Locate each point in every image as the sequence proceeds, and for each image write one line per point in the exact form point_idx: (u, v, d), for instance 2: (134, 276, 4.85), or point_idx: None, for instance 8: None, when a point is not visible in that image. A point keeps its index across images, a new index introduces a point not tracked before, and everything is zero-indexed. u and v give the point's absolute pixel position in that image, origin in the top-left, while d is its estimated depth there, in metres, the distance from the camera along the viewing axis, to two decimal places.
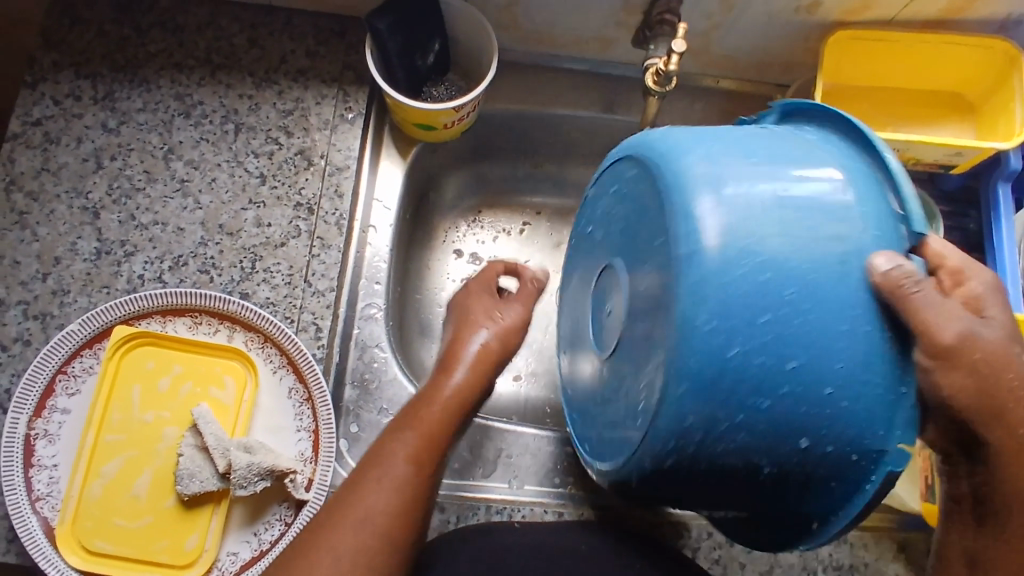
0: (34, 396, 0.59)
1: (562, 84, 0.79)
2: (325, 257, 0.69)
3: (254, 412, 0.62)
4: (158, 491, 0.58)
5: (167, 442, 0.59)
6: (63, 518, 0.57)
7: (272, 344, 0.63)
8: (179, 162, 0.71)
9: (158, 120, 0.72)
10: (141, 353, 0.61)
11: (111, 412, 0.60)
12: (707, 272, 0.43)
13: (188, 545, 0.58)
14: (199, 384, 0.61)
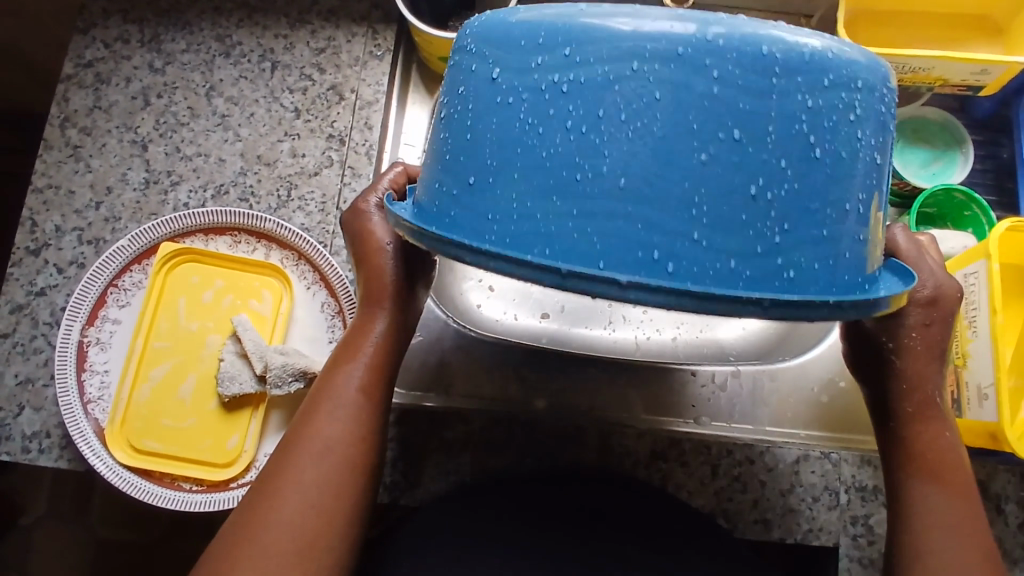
0: (88, 306, 0.63)
1: None
2: (355, 185, 0.72)
3: (290, 326, 0.65)
4: (202, 394, 0.62)
5: (210, 350, 0.63)
6: (114, 419, 0.61)
7: (306, 262, 0.66)
8: (220, 98, 0.75)
9: (200, 60, 0.76)
10: (186, 269, 0.65)
11: (158, 323, 0.63)
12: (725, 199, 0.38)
13: (230, 445, 0.62)
14: (240, 297, 0.64)
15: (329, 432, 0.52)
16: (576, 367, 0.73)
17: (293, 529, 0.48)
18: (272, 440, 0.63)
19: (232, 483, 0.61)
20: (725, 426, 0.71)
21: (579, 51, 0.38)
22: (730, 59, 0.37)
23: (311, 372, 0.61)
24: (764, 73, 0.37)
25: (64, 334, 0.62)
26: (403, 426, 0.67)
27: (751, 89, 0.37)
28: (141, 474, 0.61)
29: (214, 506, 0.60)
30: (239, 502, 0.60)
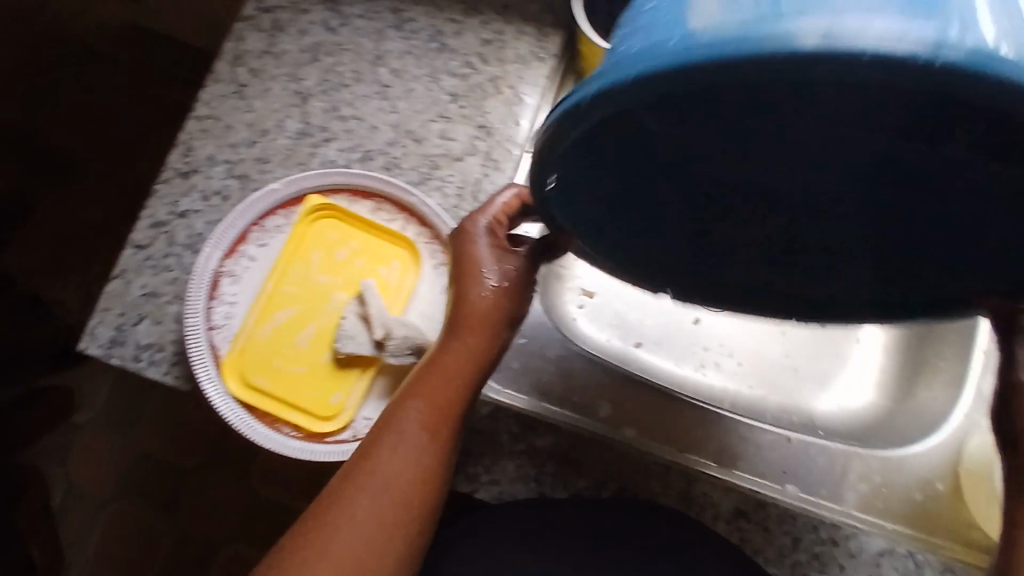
0: (230, 238, 0.66)
1: None
2: (496, 179, 0.73)
3: (411, 299, 0.66)
4: (319, 346, 0.64)
5: (333, 306, 0.65)
6: (234, 350, 0.64)
7: (439, 242, 0.68)
8: (384, 68, 0.77)
9: (373, 28, 0.78)
10: (327, 224, 0.67)
11: (292, 269, 0.66)
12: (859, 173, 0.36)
13: (333, 400, 0.63)
14: (371, 262, 0.67)
15: (396, 461, 0.54)
16: (673, 404, 0.72)
17: (356, 551, 0.51)
18: (372, 406, 0.64)
19: (328, 438, 0.63)
20: (811, 501, 0.69)
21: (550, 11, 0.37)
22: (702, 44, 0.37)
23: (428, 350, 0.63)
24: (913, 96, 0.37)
25: (203, 260, 0.65)
26: (494, 421, 0.67)
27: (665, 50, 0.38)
28: (247, 409, 0.63)
29: (309, 455, 0.62)
30: (333, 458, 0.61)
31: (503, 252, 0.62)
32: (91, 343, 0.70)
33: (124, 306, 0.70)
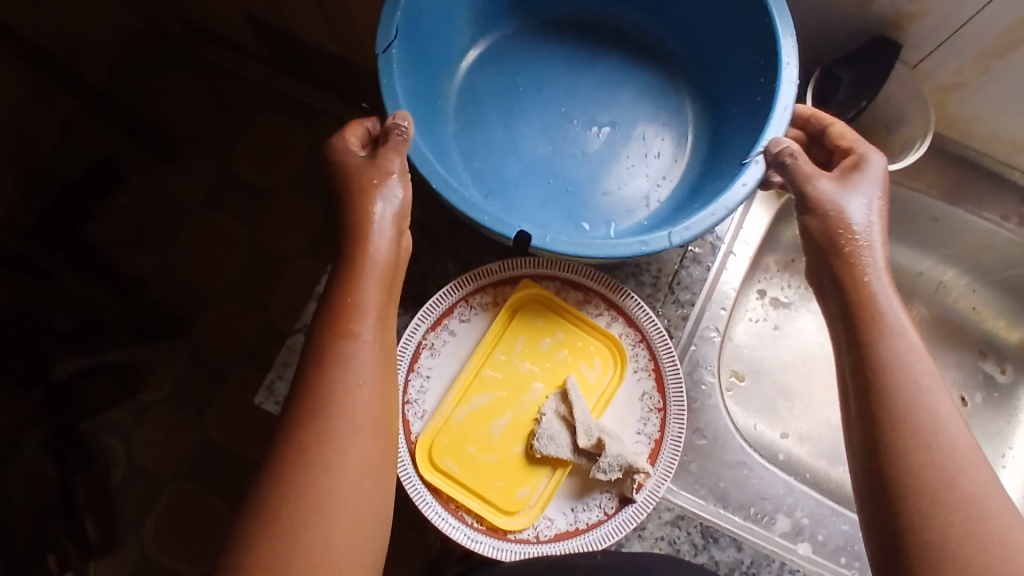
0: (439, 312, 0.66)
1: (948, 172, 0.80)
2: (693, 271, 0.71)
3: (608, 402, 0.66)
4: (512, 436, 0.65)
5: (532, 396, 0.66)
6: (426, 428, 0.64)
7: (644, 347, 0.67)
8: (575, 140, 0.74)
9: (566, 97, 0.76)
10: (534, 311, 0.68)
11: (494, 352, 0.67)
12: (557, 167, 0.73)
13: (519, 495, 0.63)
14: (573, 356, 0.67)
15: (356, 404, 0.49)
16: (850, 525, 0.69)
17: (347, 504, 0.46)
18: (555, 506, 0.63)
19: (509, 534, 0.62)
20: None
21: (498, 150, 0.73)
22: (515, 160, 0.74)
23: (632, 466, 0.61)
24: (582, 167, 0.73)
25: (412, 332, 0.65)
26: (675, 528, 0.65)
27: (530, 140, 0.74)
28: (430, 490, 0.62)
29: (488, 551, 0.60)
30: (513, 557, 0.61)
31: (375, 158, 0.58)
32: (268, 400, 0.68)
33: None
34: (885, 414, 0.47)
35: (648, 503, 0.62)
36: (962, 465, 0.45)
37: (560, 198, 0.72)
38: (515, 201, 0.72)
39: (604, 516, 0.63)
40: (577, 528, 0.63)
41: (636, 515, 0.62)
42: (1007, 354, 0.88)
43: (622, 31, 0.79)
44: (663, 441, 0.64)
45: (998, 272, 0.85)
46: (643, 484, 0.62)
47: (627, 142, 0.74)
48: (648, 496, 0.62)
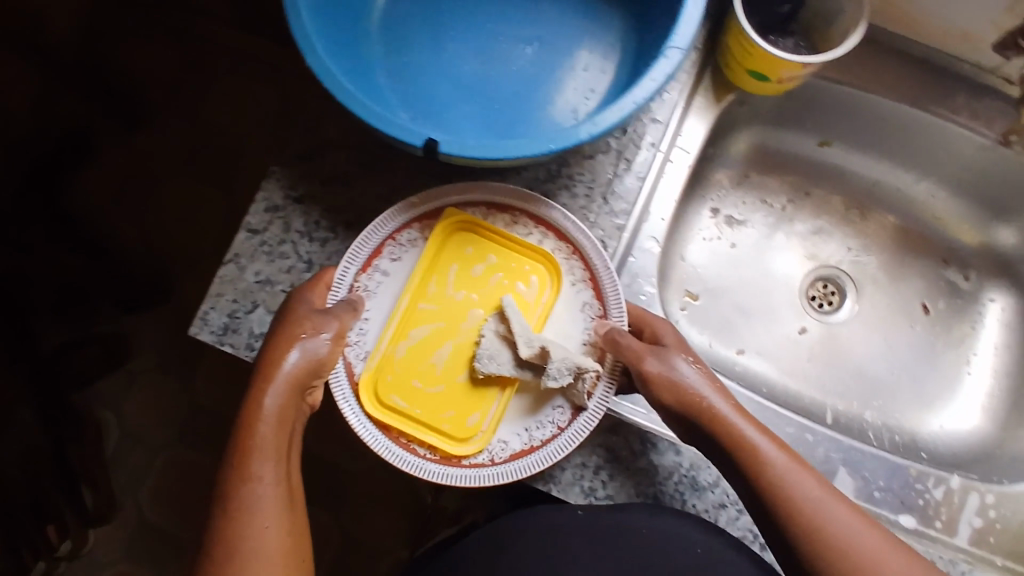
0: (366, 253, 0.64)
1: (900, 70, 0.76)
2: (627, 180, 0.70)
3: (549, 317, 0.65)
4: (455, 364, 0.64)
5: (472, 323, 0.64)
6: (368, 366, 0.63)
7: (579, 258, 0.65)
8: (501, 54, 0.72)
9: (491, 8, 0.73)
10: (463, 238, 0.66)
11: (429, 283, 0.65)
12: (484, 84, 0.71)
13: (469, 422, 0.62)
14: (509, 278, 0.65)
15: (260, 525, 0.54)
16: (793, 428, 0.70)
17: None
18: (507, 427, 0.63)
19: (464, 461, 0.62)
20: (927, 535, 0.68)
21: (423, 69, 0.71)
22: (441, 79, 0.71)
23: (582, 370, 0.61)
24: (510, 84, 0.71)
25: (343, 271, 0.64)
26: (613, 435, 0.65)
27: (454, 58, 0.72)
28: (380, 427, 0.62)
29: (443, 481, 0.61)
30: (470, 482, 0.61)
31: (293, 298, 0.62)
32: (203, 329, 0.68)
33: (236, 292, 0.69)
34: (790, 503, 0.55)
35: (598, 411, 0.62)
36: (820, 501, 0.55)
37: (489, 117, 0.70)
38: (442, 121, 0.70)
39: (558, 431, 0.62)
40: (532, 446, 0.62)
41: (587, 424, 0.61)
42: (969, 259, 0.86)
43: None
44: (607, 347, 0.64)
45: (952, 171, 0.82)
46: (592, 392, 0.62)
47: (556, 54, 0.72)
48: (599, 402, 0.62)
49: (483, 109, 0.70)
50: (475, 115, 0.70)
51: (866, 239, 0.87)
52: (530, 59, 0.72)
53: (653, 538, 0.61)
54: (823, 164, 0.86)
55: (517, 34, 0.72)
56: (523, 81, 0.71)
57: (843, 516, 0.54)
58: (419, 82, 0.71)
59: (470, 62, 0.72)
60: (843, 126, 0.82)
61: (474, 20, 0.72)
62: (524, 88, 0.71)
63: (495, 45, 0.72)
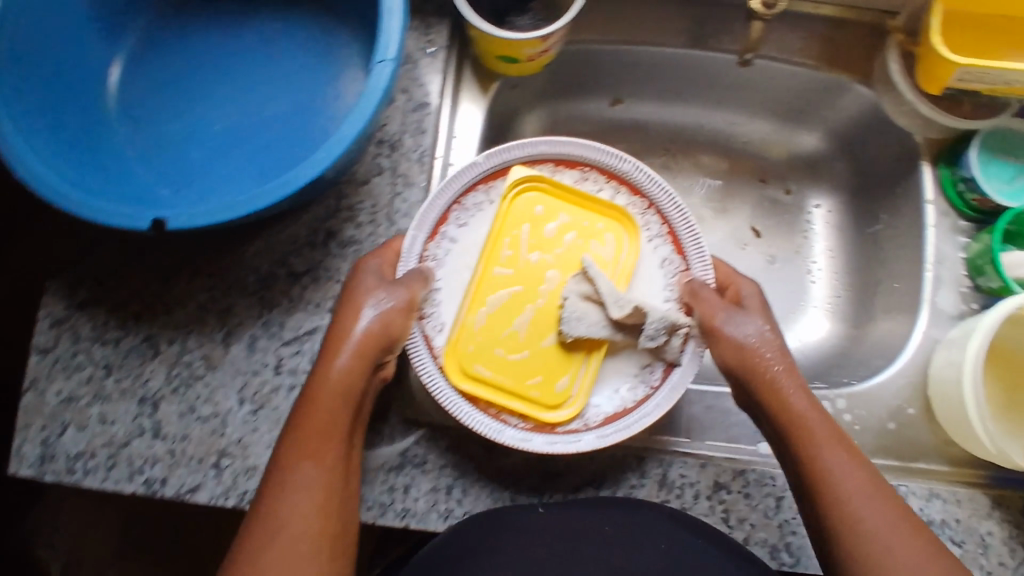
0: (434, 220, 0.65)
1: (654, 12, 0.75)
2: (408, 196, 0.69)
3: (632, 275, 0.67)
4: (540, 328, 0.65)
5: (553, 284, 0.66)
6: (449, 337, 0.65)
7: (654, 212, 0.68)
8: (255, 105, 0.69)
9: (233, 63, 0.70)
10: (531, 198, 0.68)
11: (501, 249, 0.67)
12: (243, 138, 0.68)
13: (559, 387, 0.64)
14: (582, 236, 0.68)
15: (286, 510, 0.53)
16: None
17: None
18: (602, 391, 0.66)
19: (558, 428, 0.64)
20: None
21: (177, 142, 0.68)
22: (197, 145, 0.68)
23: (677, 327, 0.62)
24: (268, 132, 0.68)
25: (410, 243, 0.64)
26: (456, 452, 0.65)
27: (207, 121, 0.69)
28: (467, 400, 0.64)
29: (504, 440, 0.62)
30: (559, 448, 0.62)
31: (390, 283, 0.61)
32: (20, 465, 0.65)
33: (43, 418, 0.65)
34: (812, 483, 0.56)
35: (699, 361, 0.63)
36: (854, 493, 0.54)
37: (255, 170, 0.67)
38: (207, 188, 0.66)
39: (652, 389, 0.65)
40: (626, 408, 0.65)
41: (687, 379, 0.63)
42: (785, 173, 0.88)
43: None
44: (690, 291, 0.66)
45: (743, 95, 0.83)
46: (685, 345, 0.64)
47: (311, 91, 0.69)
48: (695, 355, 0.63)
49: (247, 164, 0.67)
50: (240, 172, 0.67)
51: (685, 181, 0.88)
52: (287, 102, 0.69)
53: (574, 519, 0.62)
54: (624, 120, 0.86)
55: (268, 78, 0.69)
56: (283, 126, 0.68)
57: (843, 466, 0.55)
58: (175, 156, 0.67)
59: (228, 120, 0.69)
60: (626, 82, 0.82)
61: (220, 79, 0.70)
62: (287, 132, 0.68)
63: (246, 97, 0.69)
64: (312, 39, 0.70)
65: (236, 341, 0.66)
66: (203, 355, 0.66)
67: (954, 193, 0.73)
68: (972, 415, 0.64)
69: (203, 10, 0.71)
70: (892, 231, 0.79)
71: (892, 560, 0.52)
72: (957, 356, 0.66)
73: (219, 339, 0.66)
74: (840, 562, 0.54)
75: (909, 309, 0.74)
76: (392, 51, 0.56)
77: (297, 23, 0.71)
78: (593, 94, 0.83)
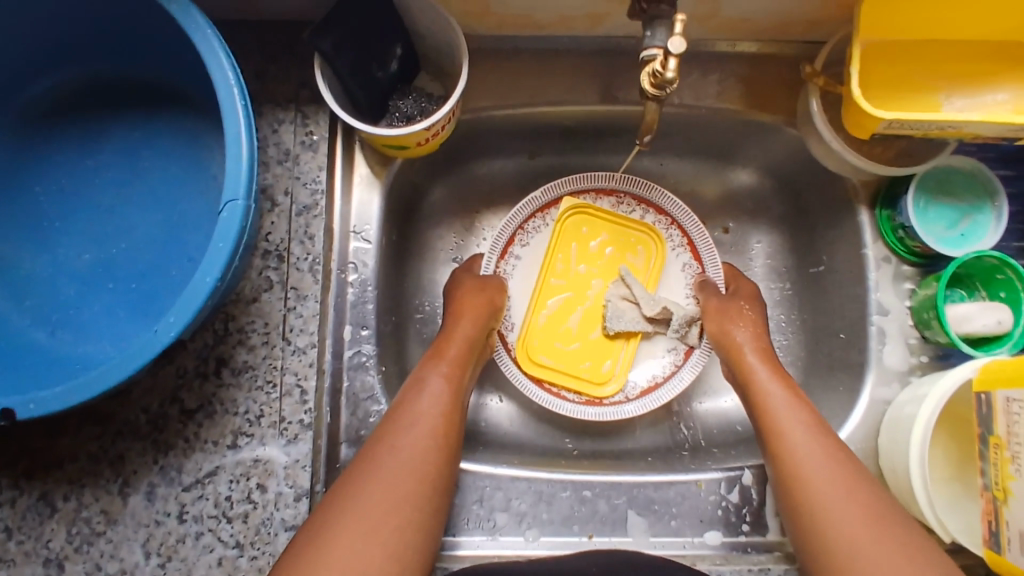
0: (503, 243, 0.77)
1: (555, 72, 0.71)
2: (301, 310, 0.63)
3: (660, 278, 0.78)
4: (589, 322, 0.76)
5: (598, 293, 0.77)
6: (519, 335, 0.76)
7: (676, 227, 0.78)
8: (125, 227, 0.63)
9: (98, 181, 0.64)
10: (575, 222, 0.78)
11: (556, 263, 0.77)
12: (116, 267, 0.63)
13: (605, 368, 0.76)
14: (621, 250, 0.77)
15: (387, 467, 0.57)
16: (570, 490, 0.67)
17: (349, 533, 0.53)
18: (638, 369, 0.77)
19: (605, 400, 0.76)
20: (735, 543, 0.66)
21: (46, 279, 0.62)
22: (69, 281, 0.62)
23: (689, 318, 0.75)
24: (141, 258, 0.63)
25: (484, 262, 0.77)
26: None
27: (76, 251, 0.63)
28: (533, 381, 0.75)
29: (569, 413, 0.74)
30: (611, 416, 0.74)
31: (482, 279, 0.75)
32: None
33: None
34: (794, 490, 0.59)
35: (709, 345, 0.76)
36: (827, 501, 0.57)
37: (132, 303, 0.62)
38: (85, 329, 0.61)
39: (675, 368, 0.77)
40: (656, 382, 0.77)
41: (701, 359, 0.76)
42: (718, 212, 0.82)
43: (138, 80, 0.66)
44: None
45: (666, 139, 0.77)
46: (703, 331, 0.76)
47: (183, 205, 0.63)
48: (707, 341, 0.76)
49: (124, 297, 0.62)
50: (117, 307, 0.62)
51: None
52: (160, 217, 0.63)
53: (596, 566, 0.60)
54: (542, 172, 0.82)
55: (138, 194, 0.64)
56: (157, 247, 0.63)
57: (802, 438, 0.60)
58: (46, 294, 0.62)
59: (101, 246, 0.63)
60: (539, 137, 0.77)
61: (83, 200, 0.64)
62: (163, 255, 0.62)
63: (115, 217, 0.63)
64: (183, 145, 0.65)
65: (134, 492, 0.62)
66: (101, 509, 0.62)
67: (894, 239, 0.68)
68: (919, 500, 0.61)
69: (59, 126, 0.65)
70: (833, 273, 0.74)
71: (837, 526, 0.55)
72: (901, 437, 0.63)
73: (116, 491, 0.62)
74: (800, 522, 0.58)
75: (854, 367, 0.70)
76: (241, 189, 0.50)
77: (166, 127, 0.65)
78: (506, 162, 0.81)
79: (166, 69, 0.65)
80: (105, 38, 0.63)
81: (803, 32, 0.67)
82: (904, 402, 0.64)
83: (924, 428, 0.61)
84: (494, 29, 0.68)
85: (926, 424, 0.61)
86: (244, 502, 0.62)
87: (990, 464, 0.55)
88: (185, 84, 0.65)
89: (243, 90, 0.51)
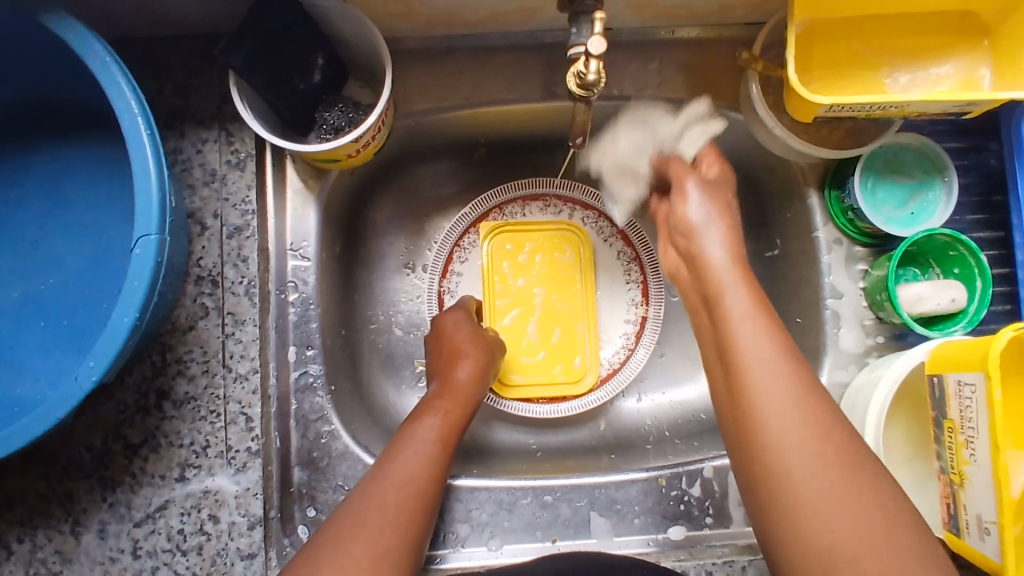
0: (442, 263, 0.79)
1: (491, 69, 0.68)
2: (240, 335, 0.61)
3: (595, 269, 0.78)
4: (545, 331, 0.76)
5: (543, 299, 0.77)
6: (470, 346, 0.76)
7: (604, 219, 0.79)
8: (49, 259, 0.61)
9: (16, 214, 0.61)
10: (501, 240, 0.78)
11: (494, 286, 0.77)
12: (41, 301, 0.60)
13: (577, 365, 0.76)
14: (548, 253, 0.77)
15: (388, 482, 0.55)
16: (531, 497, 0.64)
17: (361, 544, 0.51)
18: None
19: (569, 396, 0.76)
20: (700, 537, 0.63)
21: None
22: None
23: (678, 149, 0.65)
24: (67, 291, 0.60)
25: (428, 287, 0.78)
26: None
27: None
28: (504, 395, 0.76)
29: (536, 415, 0.75)
30: (579, 409, 0.76)
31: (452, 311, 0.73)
32: None
33: None
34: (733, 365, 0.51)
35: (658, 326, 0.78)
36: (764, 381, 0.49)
37: (63, 338, 0.59)
38: (13, 369, 0.59)
39: (630, 351, 0.77)
40: (615, 368, 0.77)
41: (651, 338, 0.77)
42: None
43: (50, 105, 0.63)
44: (647, 280, 0.78)
45: None
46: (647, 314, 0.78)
47: (108, 232, 0.61)
48: (654, 321, 0.78)
49: (52, 332, 0.60)
50: (46, 343, 0.59)
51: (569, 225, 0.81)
52: (83, 248, 0.61)
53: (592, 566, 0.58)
54: (490, 170, 0.80)
55: (61, 225, 0.61)
56: (82, 278, 0.60)
57: (761, 353, 0.50)
58: None
59: (24, 281, 0.61)
60: (482, 135, 0.75)
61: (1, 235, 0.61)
62: (91, 286, 0.60)
63: (36, 249, 0.61)
64: (101, 171, 0.62)
65: (85, 530, 0.60)
66: (56, 550, 0.59)
67: (844, 221, 0.66)
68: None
69: None
70: (788, 256, 0.72)
71: (781, 418, 0.48)
72: (857, 421, 0.62)
73: (68, 530, 0.60)
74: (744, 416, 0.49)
75: (811, 352, 0.68)
76: (155, 224, 0.49)
77: (85, 152, 0.63)
78: (451, 161, 0.78)
79: (80, 92, 0.62)
80: (12, 63, 0.60)
81: (742, 13, 0.65)
82: (860, 387, 0.63)
83: (877, 414, 0.59)
84: (424, 29, 0.66)
85: (880, 409, 0.59)
86: (198, 534, 0.60)
87: (945, 447, 0.55)
88: (104, 107, 0.62)
89: (148, 117, 0.50)
